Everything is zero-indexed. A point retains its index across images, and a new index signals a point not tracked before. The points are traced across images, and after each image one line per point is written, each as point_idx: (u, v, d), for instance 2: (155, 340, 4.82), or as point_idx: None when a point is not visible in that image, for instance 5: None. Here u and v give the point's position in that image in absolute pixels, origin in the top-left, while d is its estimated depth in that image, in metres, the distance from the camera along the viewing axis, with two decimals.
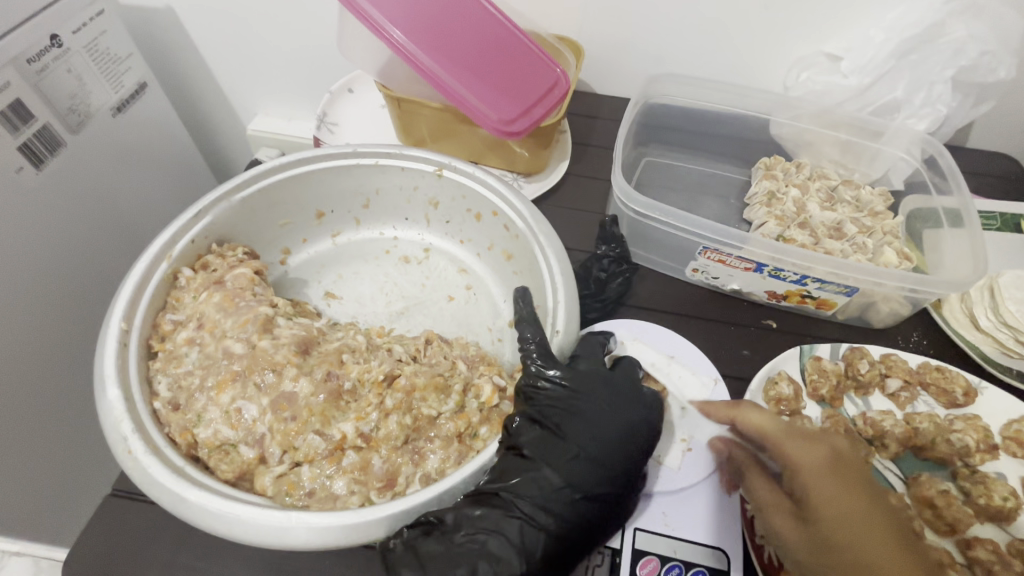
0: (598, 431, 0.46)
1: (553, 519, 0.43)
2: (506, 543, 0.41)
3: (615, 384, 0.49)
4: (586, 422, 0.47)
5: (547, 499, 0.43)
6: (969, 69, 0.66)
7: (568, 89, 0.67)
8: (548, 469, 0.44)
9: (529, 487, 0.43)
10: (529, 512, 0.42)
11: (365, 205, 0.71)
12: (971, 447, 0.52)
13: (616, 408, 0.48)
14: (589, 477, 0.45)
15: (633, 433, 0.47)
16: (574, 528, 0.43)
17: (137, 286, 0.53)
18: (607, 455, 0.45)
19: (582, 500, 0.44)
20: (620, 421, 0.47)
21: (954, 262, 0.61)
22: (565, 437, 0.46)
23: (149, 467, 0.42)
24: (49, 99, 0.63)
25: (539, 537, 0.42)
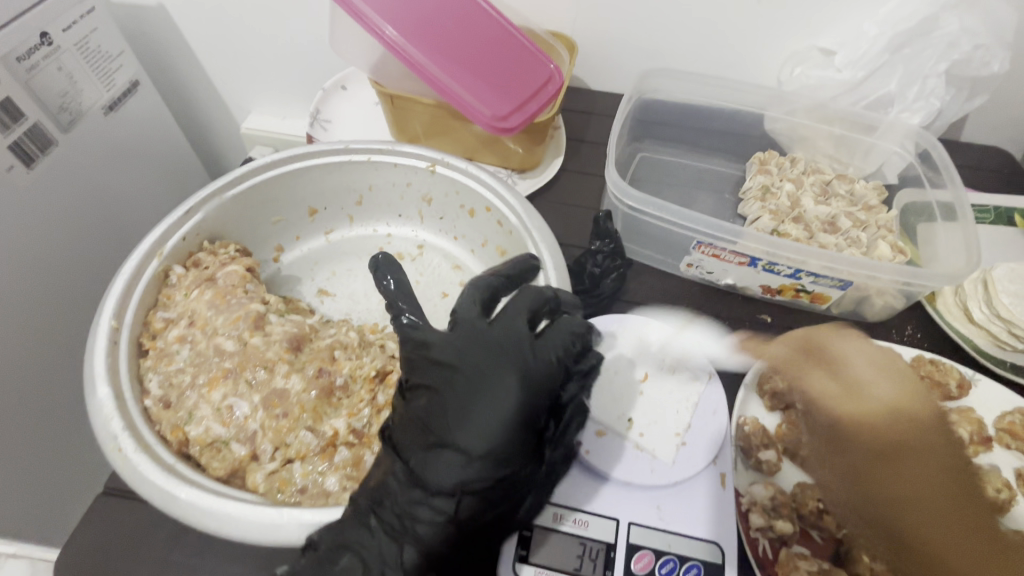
0: (462, 414, 0.43)
1: (414, 526, 0.41)
2: (363, 561, 0.40)
3: (497, 345, 0.46)
4: (452, 403, 0.43)
5: (404, 510, 0.42)
6: (962, 62, 0.66)
7: (562, 84, 0.67)
8: (405, 466, 0.43)
9: (388, 495, 0.42)
10: (389, 520, 0.42)
11: (359, 202, 0.70)
12: (966, 439, 0.53)
13: (483, 382, 0.44)
14: (454, 468, 0.42)
15: (501, 407, 0.43)
16: (437, 530, 0.41)
17: (128, 284, 0.52)
18: (468, 441, 0.42)
19: (442, 496, 0.42)
20: (485, 400, 0.43)
21: (948, 255, 0.61)
22: (427, 425, 0.43)
23: (139, 464, 0.42)
24: (39, 97, 0.63)
25: (399, 551, 0.41)
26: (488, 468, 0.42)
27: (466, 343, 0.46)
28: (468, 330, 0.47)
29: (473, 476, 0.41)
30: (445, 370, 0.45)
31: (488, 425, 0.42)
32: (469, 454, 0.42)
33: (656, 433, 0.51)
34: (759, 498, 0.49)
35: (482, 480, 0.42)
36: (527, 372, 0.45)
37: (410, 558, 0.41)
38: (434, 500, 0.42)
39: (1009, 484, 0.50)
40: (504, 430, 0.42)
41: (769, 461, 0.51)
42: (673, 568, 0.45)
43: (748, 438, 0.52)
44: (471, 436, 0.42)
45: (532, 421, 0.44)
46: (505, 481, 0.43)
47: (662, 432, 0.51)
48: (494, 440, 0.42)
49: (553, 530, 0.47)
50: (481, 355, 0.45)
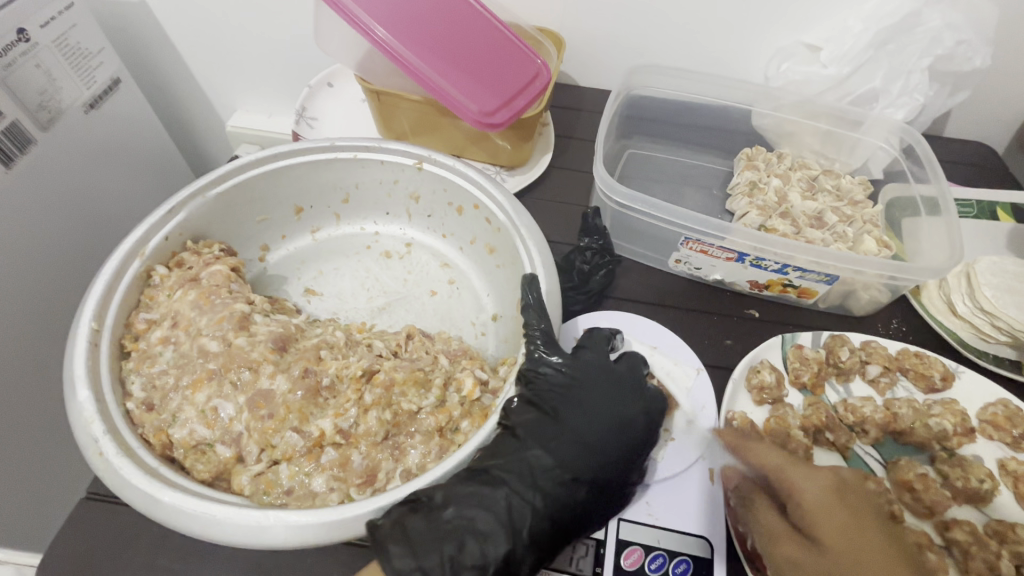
0: (589, 417, 0.48)
1: (541, 496, 0.44)
2: (494, 520, 0.42)
3: (622, 369, 0.52)
4: (585, 405, 0.49)
5: (535, 479, 0.45)
6: (945, 58, 0.67)
7: (550, 81, 0.66)
8: (537, 449, 0.46)
9: (523, 467, 0.45)
10: (518, 488, 0.44)
11: (345, 200, 0.70)
12: (949, 430, 0.53)
13: (614, 397, 0.49)
14: (581, 456, 0.46)
15: (625, 421, 0.48)
16: (560, 506, 0.44)
17: (109, 285, 0.51)
18: (596, 439, 0.47)
19: (573, 480, 0.45)
20: (611, 410, 0.49)
21: (932, 250, 0.62)
22: (562, 418, 0.48)
23: (121, 468, 0.41)
24: (17, 95, 0.62)
25: (529, 518, 0.43)
26: (610, 467, 0.46)
27: (595, 362, 0.52)
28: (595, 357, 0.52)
29: (595, 469, 0.46)
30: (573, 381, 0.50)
31: (613, 432, 0.48)
32: (597, 449, 0.47)
33: None
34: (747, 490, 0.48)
35: (600, 475, 0.46)
36: (649, 399, 0.50)
37: (538, 524, 0.43)
38: (564, 479, 0.45)
39: (991, 474, 0.51)
40: (626, 440, 0.47)
41: None
42: (662, 563, 0.45)
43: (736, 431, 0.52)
44: (596, 433, 0.47)
45: (646, 441, 0.48)
46: (618, 485, 0.47)
47: None
48: (617, 446, 0.47)
49: None
50: (607, 376, 0.51)
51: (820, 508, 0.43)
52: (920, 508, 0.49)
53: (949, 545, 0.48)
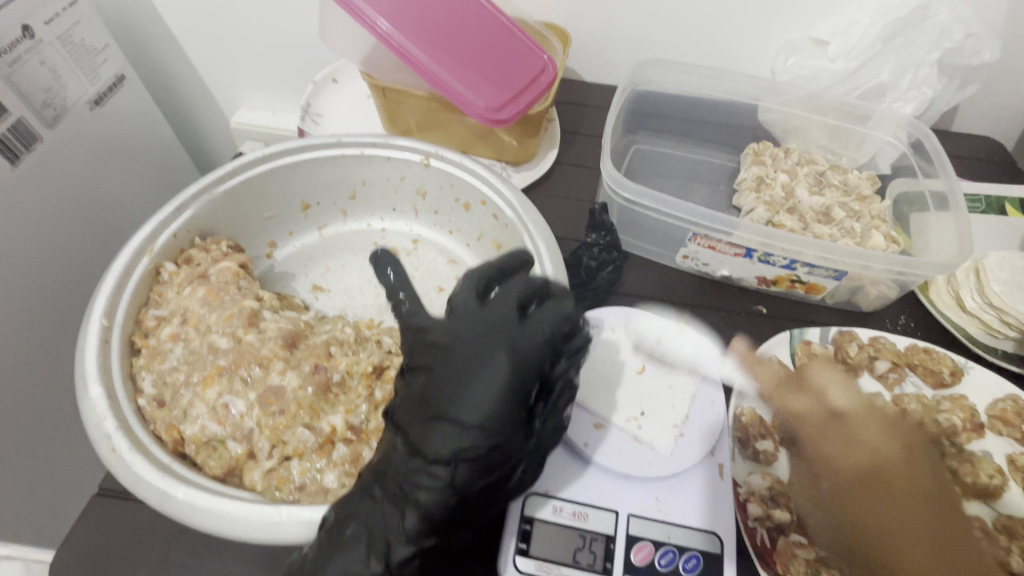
0: (456, 388, 0.42)
1: (418, 493, 0.41)
2: (370, 528, 0.41)
3: (484, 320, 0.45)
4: (448, 373, 0.43)
5: (404, 477, 0.41)
6: (955, 52, 0.66)
7: (556, 76, 0.66)
8: (399, 437, 0.44)
9: (389, 465, 0.42)
10: (393, 492, 0.42)
11: (352, 197, 0.70)
12: (958, 426, 0.54)
13: (470, 362, 0.43)
14: (449, 435, 0.41)
15: (491, 377, 0.42)
16: (437, 497, 0.40)
17: (118, 282, 0.51)
18: (461, 410, 0.41)
19: (441, 466, 0.41)
20: (474, 370, 0.43)
21: (941, 245, 0.62)
22: (425, 395, 0.43)
23: (134, 465, 0.42)
24: (23, 92, 0.62)
25: (401, 516, 0.41)
26: (482, 439, 0.41)
27: (456, 320, 0.46)
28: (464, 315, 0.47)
29: (456, 445, 0.41)
30: (439, 348, 0.45)
31: (480, 397, 0.42)
32: (463, 422, 0.41)
33: (652, 423, 0.51)
34: (757, 487, 0.49)
35: (469, 450, 0.41)
36: (515, 346, 0.43)
37: (414, 523, 0.40)
38: (434, 468, 0.41)
39: (1001, 469, 0.51)
40: (495, 399, 0.41)
41: (767, 451, 0.51)
42: (672, 558, 0.45)
43: (746, 428, 0.52)
44: (457, 403, 0.42)
45: (523, 391, 0.42)
46: (504, 454, 0.41)
47: (658, 424, 0.51)
48: (482, 411, 0.41)
49: (552, 523, 0.46)
50: (467, 331, 0.45)
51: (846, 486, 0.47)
52: None
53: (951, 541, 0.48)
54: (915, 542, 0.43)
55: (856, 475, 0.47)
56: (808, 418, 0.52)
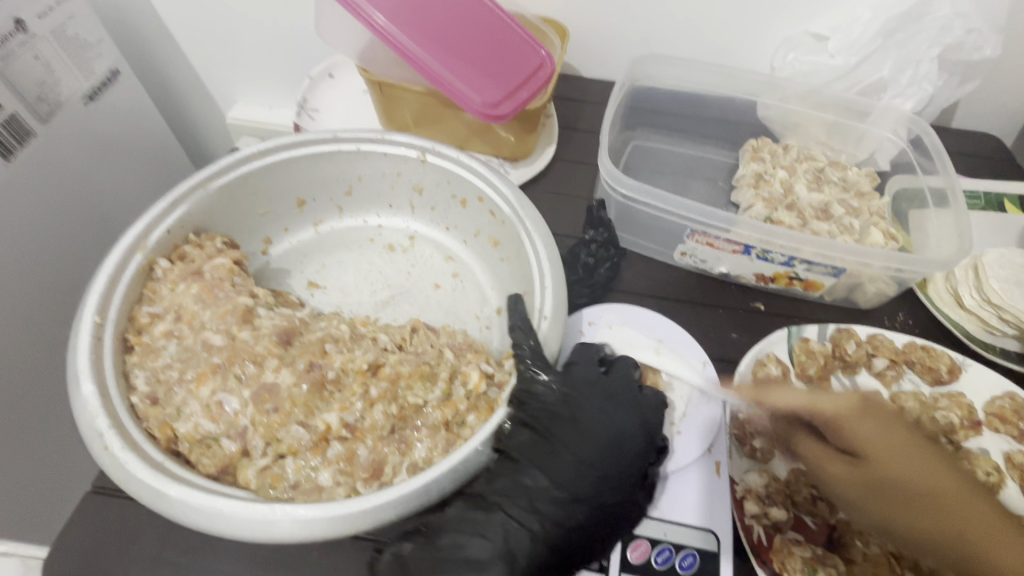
0: (585, 435, 0.48)
1: (539, 521, 0.44)
2: (490, 547, 0.43)
3: (611, 385, 0.51)
4: (580, 426, 0.48)
5: (528, 503, 0.45)
6: (955, 47, 0.66)
7: (554, 71, 0.65)
8: (530, 471, 0.46)
9: (516, 495, 0.45)
10: (518, 517, 0.44)
11: (347, 193, 0.69)
12: (955, 423, 0.54)
13: (606, 415, 0.49)
14: (578, 478, 0.46)
15: (627, 433, 0.48)
16: (559, 531, 0.44)
17: (111, 278, 0.51)
18: (594, 458, 0.47)
19: (570, 501, 0.45)
20: (609, 424, 0.48)
21: (939, 242, 0.61)
22: (554, 439, 0.47)
23: (127, 463, 0.41)
24: (15, 87, 0.61)
25: (528, 544, 0.44)
26: (614, 487, 0.46)
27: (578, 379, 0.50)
28: (587, 378, 0.51)
29: (590, 486, 0.46)
30: (570, 402, 0.49)
31: (613, 448, 0.47)
32: (597, 467, 0.47)
33: None
34: (754, 485, 0.48)
35: (599, 493, 0.46)
36: (643, 411, 0.50)
37: (534, 550, 0.43)
38: (562, 502, 0.45)
39: (999, 467, 0.51)
40: (626, 454, 0.48)
41: (764, 448, 0.51)
42: (668, 556, 0.45)
43: (743, 426, 0.52)
44: (591, 449, 0.47)
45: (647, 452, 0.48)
46: (621, 507, 0.46)
47: None
48: (615, 462, 0.47)
49: None
50: (596, 395, 0.50)
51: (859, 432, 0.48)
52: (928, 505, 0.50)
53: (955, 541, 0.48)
54: (933, 472, 0.45)
55: (864, 419, 0.48)
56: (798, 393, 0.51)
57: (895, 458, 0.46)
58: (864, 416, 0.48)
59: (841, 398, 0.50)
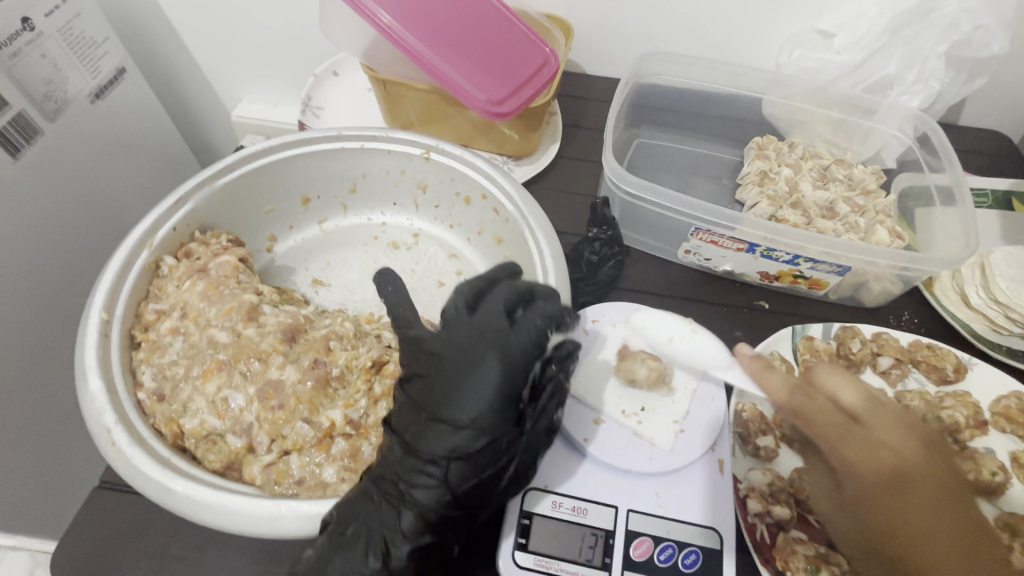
0: (449, 390, 0.43)
1: (409, 491, 0.42)
2: (368, 527, 0.42)
3: (474, 332, 0.46)
4: (443, 381, 0.44)
5: (400, 476, 0.43)
6: (962, 44, 0.65)
7: (558, 69, 0.65)
8: (394, 440, 0.44)
9: (387, 468, 0.43)
10: (396, 490, 0.42)
11: (352, 190, 0.69)
12: (962, 423, 0.53)
13: (464, 362, 0.44)
14: (444, 436, 0.42)
15: (485, 379, 0.43)
16: (434, 495, 0.42)
17: (117, 275, 0.51)
18: (456, 412, 0.42)
19: (432, 464, 0.42)
20: (467, 372, 0.44)
21: (946, 240, 0.61)
22: (419, 400, 0.44)
23: (134, 458, 0.42)
24: (23, 85, 0.62)
25: (397, 515, 0.42)
26: (478, 443, 0.42)
27: (442, 333, 0.46)
28: (454, 324, 0.47)
29: (450, 442, 0.42)
30: (434, 355, 0.45)
31: (474, 401, 0.43)
32: (455, 423, 0.42)
33: (654, 419, 0.51)
34: (757, 483, 0.49)
35: (461, 446, 0.42)
36: (503, 348, 0.44)
37: (410, 523, 0.42)
38: (432, 469, 0.42)
39: (1004, 467, 0.51)
40: (488, 399, 0.43)
41: (768, 447, 0.51)
42: (672, 554, 0.45)
43: (747, 424, 0.52)
44: (447, 405, 0.43)
45: (514, 389, 0.44)
46: (492, 455, 0.43)
47: (660, 420, 0.51)
48: (475, 410, 0.42)
49: (551, 518, 0.47)
50: (462, 339, 0.45)
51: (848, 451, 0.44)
52: None
53: None
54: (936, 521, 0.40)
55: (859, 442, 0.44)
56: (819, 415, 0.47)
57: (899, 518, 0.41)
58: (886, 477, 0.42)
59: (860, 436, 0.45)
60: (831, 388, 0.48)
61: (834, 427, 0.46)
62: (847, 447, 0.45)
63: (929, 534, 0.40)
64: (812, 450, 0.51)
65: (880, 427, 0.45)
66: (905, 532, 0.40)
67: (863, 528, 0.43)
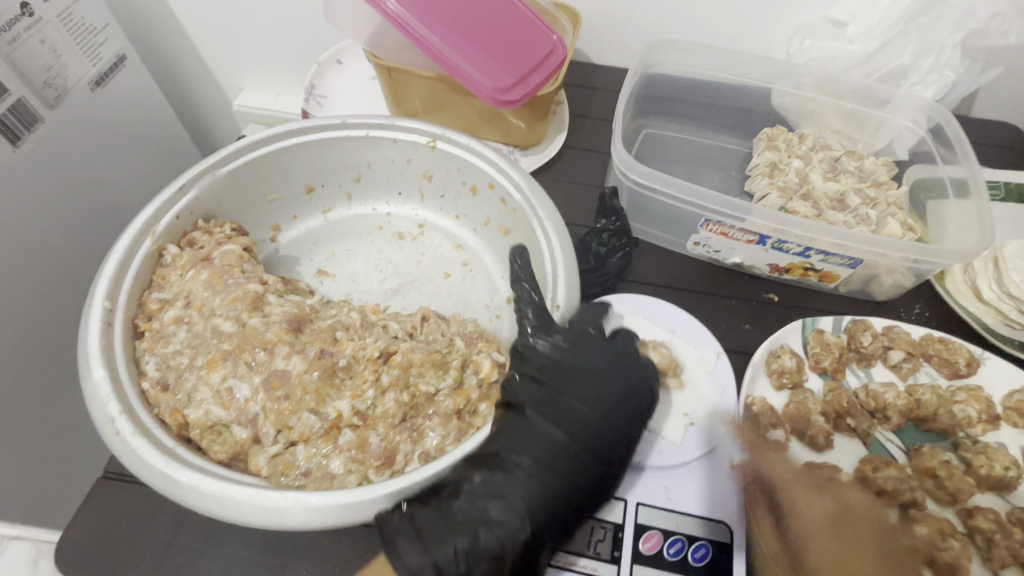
0: (606, 392, 0.48)
1: (558, 478, 0.44)
2: (507, 509, 0.42)
3: (610, 342, 0.51)
4: (584, 376, 0.48)
5: (553, 464, 0.44)
6: (979, 32, 0.64)
7: (566, 57, 0.64)
8: (548, 427, 0.46)
9: (529, 451, 0.44)
10: (537, 474, 0.44)
11: (357, 179, 0.68)
12: (975, 417, 0.52)
13: (620, 368, 0.49)
14: (604, 436, 0.46)
15: (641, 389, 0.49)
16: (583, 487, 0.44)
17: (121, 264, 0.51)
18: (600, 408, 0.47)
19: (591, 457, 0.45)
20: (625, 379, 0.49)
21: (959, 233, 0.60)
22: (566, 394, 0.47)
23: (138, 448, 0.41)
24: (23, 72, 0.61)
25: (547, 500, 0.43)
26: (614, 438, 0.46)
27: (580, 331, 0.51)
28: (588, 336, 0.51)
29: (610, 443, 0.46)
30: (584, 356, 0.49)
31: (615, 398, 0.48)
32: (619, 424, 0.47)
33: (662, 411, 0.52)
34: (767, 475, 0.47)
35: (615, 446, 0.46)
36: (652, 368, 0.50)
37: (548, 506, 0.43)
38: (589, 461, 0.45)
39: (1016, 463, 0.50)
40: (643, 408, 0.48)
41: (778, 440, 0.50)
42: (681, 547, 0.45)
43: (757, 417, 0.51)
44: (608, 405, 0.47)
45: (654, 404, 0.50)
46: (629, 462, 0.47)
47: (667, 412, 0.52)
48: (633, 414, 0.47)
49: None
50: (610, 350, 0.50)
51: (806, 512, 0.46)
52: (943, 495, 0.49)
53: (972, 532, 0.47)
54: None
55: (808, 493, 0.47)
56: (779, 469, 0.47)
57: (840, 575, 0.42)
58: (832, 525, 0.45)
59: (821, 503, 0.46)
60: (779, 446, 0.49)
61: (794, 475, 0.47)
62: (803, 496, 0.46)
63: None
64: (822, 443, 0.51)
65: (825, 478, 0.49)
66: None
67: None
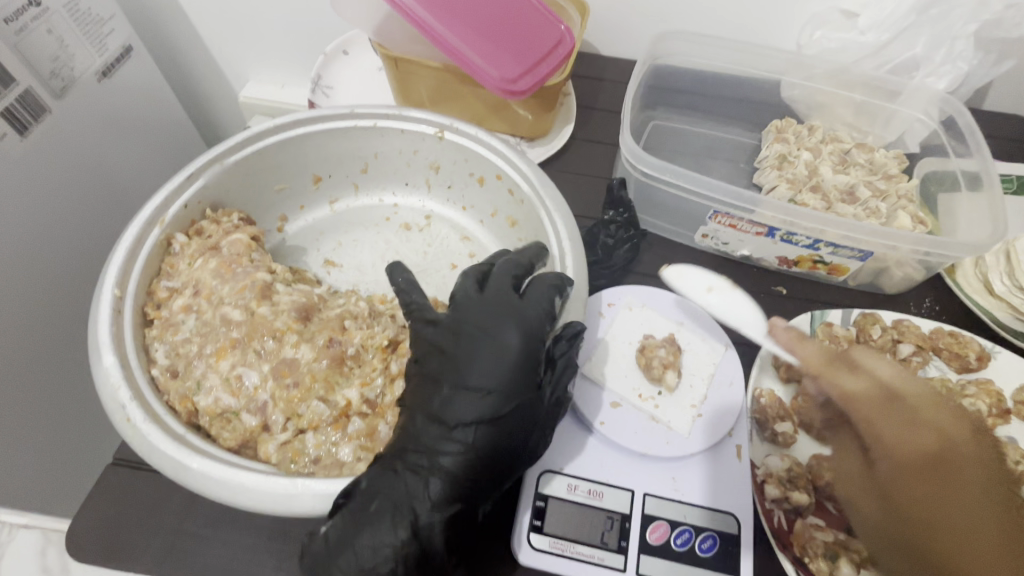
0: (468, 358, 0.43)
1: (439, 461, 0.41)
2: (394, 500, 0.40)
3: (486, 303, 0.46)
4: (458, 351, 0.44)
5: (427, 446, 0.41)
6: (992, 23, 0.63)
7: (574, 47, 0.63)
8: (417, 413, 0.43)
9: (411, 440, 0.42)
10: (416, 463, 0.41)
11: (364, 169, 0.68)
12: (985, 412, 0.52)
13: (488, 328, 0.45)
14: (470, 404, 0.42)
15: (501, 348, 0.43)
16: (462, 462, 0.41)
17: (129, 252, 0.51)
18: (477, 378, 0.42)
19: (459, 429, 0.41)
20: (490, 341, 0.44)
21: (970, 226, 0.59)
22: (433, 372, 0.44)
23: (149, 434, 0.41)
24: (30, 62, 0.61)
25: (427, 484, 0.40)
26: (480, 407, 0.42)
27: (460, 297, 0.48)
28: (466, 300, 0.47)
29: (479, 410, 0.42)
30: (453, 327, 0.46)
31: (482, 359, 0.43)
32: (481, 390, 0.42)
33: (670, 403, 0.51)
34: (775, 469, 0.48)
35: (482, 411, 0.42)
36: (523, 320, 0.45)
37: (441, 490, 0.40)
38: (458, 435, 0.41)
39: None
40: (506, 366, 0.43)
41: (786, 433, 0.50)
42: (688, 538, 0.45)
43: (764, 410, 0.51)
44: (473, 371, 0.43)
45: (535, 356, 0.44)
46: (513, 422, 0.43)
47: (676, 403, 0.51)
48: (497, 374, 0.43)
49: (566, 500, 0.47)
50: (480, 308, 0.46)
51: (890, 439, 0.42)
52: None
53: None
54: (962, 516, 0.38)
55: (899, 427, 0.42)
56: (863, 401, 0.44)
57: (927, 513, 0.39)
58: (927, 467, 0.40)
59: (915, 435, 0.42)
60: (868, 364, 0.46)
61: (875, 406, 0.44)
62: (886, 424, 0.43)
63: (965, 533, 0.37)
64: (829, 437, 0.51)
65: (920, 403, 0.43)
66: (935, 520, 0.38)
67: (892, 518, 0.41)
